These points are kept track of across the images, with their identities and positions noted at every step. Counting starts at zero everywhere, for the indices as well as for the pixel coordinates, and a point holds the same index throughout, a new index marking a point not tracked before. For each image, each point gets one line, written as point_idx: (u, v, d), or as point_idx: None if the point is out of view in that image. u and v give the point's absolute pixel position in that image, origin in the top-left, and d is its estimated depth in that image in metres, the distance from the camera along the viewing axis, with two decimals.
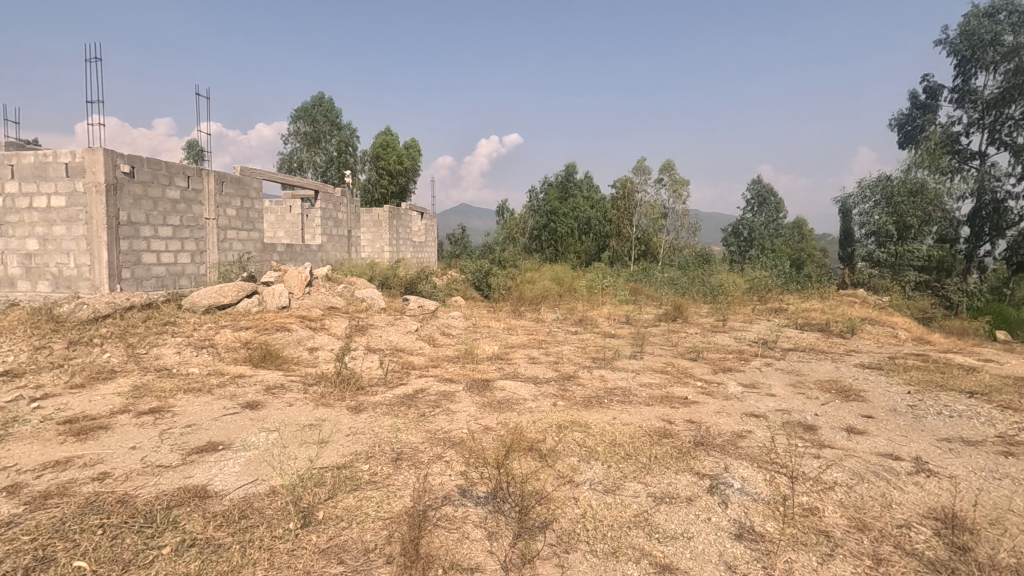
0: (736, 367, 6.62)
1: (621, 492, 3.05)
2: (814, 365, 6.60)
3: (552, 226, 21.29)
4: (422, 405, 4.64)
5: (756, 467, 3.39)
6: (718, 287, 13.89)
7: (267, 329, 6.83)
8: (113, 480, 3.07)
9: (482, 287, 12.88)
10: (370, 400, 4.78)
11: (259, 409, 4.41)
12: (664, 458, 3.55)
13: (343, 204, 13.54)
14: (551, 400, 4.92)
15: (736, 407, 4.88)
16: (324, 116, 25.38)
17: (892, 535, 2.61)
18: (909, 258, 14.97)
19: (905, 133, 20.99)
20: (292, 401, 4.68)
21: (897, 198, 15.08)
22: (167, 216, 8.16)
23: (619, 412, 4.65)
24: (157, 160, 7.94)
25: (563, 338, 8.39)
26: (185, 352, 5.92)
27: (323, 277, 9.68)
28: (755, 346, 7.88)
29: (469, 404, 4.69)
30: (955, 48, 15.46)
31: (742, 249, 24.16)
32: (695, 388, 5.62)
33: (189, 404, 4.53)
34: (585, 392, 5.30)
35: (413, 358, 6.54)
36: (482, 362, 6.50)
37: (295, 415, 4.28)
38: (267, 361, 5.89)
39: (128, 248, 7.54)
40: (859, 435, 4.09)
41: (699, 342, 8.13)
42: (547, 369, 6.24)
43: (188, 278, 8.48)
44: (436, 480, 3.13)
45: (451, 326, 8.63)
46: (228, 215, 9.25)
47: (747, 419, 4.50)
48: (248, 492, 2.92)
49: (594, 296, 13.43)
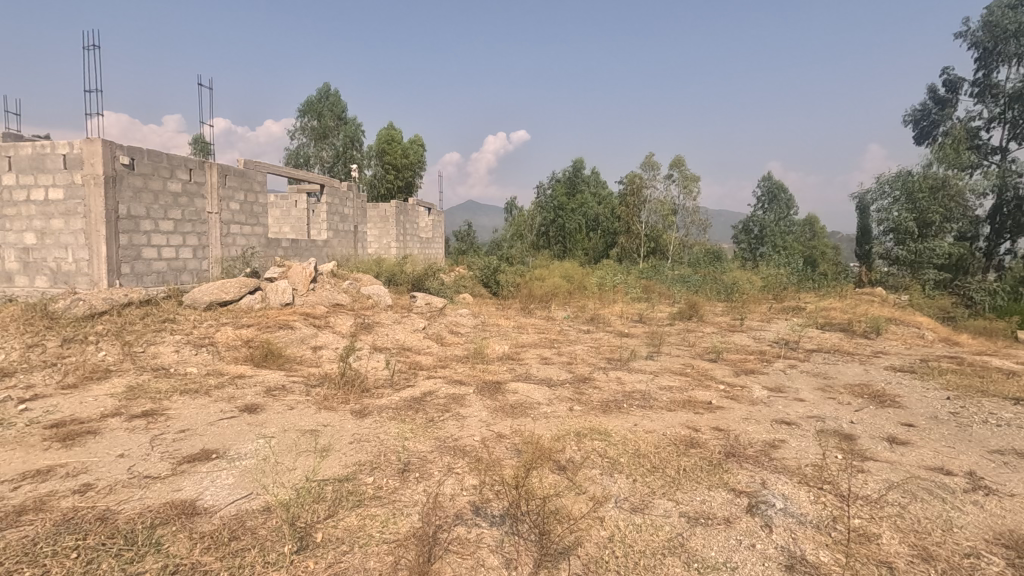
0: (759, 369, 6.29)
1: (650, 512, 2.77)
2: (842, 367, 6.27)
3: (560, 221, 21.45)
4: (430, 409, 4.37)
5: (797, 482, 3.09)
6: (733, 285, 13.51)
7: (270, 326, 6.58)
8: (95, 493, 2.82)
9: (490, 284, 12.62)
10: (376, 403, 4.51)
11: (258, 413, 4.16)
12: (694, 471, 3.26)
13: (349, 199, 13.26)
14: (568, 405, 4.63)
15: (764, 413, 4.57)
16: (331, 110, 25.15)
17: (961, 567, 2.31)
18: (930, 257, 14.59)
19: (920, 128, 20.44)
20: (293, 404, 4.43)
21: (919, 194, 14.68)
22: (168, 209, 7.93)
23: (641, 417, 4.36)
24: (157, 152, 7.71)
25: (576, 338, 8.09)
26: (183, 351, 5.68)
27: (329, 272, 9.44)
28: (777, 346, 7.56)
29: (480, 409, 4.42)
30: (978, 40, 14.97)
31: (754, 247, 23.64)
32: (718, 392, 5.30)
33: (185, 407, 4.28)
34: (603, 396, 5.00)
35: (420, 358, 6.27)
36: (493, 362, 6.21)
37: (297, 420, 4.04)
38: (269, 360, 5.65)
39: (128, 243, 7.31)
40: (903, 446, 3.78)
41: (718, 343, 7.81)
42: (561, 370, 5.95)
43: (190, 274, 8.25)
44: (448, 497, 2.86)
45: (459, 325, 8.35)
46: (231, 210, 9.02)
47: (777, 426, 4.20)
48: (240, 509, 2.66)
49: (605, 293, 13.06)
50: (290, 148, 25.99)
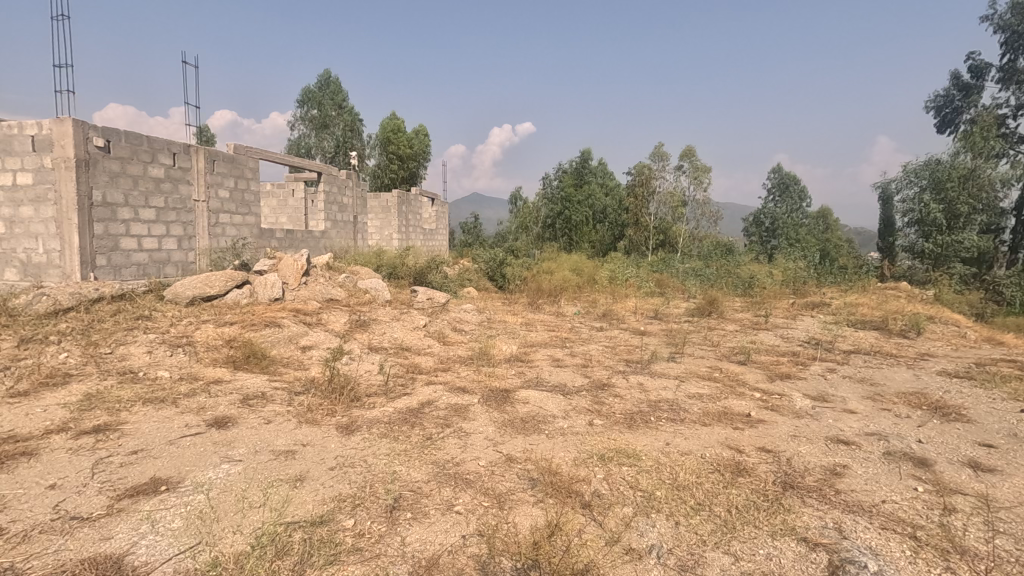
0: (795, 374, 5.66)
1: (705, 572, 2.17)
2: (888, 372, 5.63)
3: (567, 214, 20.32)
4: (428, 424, 3.78)
5: (881, 529, 2.50)
6: (751, 279, 12.86)
7: (255, 324, 6.01)
8: (3, 543, 2.24)
9: (496, 278, 12.00)
10: (366, 416, 3.92)
11: (229, 429, 3.58)
12: (749, 510, 2.67)
13: (348, 187, 12.65)
14: (587, 418, 4.01)
15: (813, 428, 3.95)
16: (331, 99, 24.53)
17: None
18: (956, 250, 13.90)
19: (942, 116, 19.65)
20: (270, 417, 3.85)
21: (947, 183, 13.96)
22: (150, 196, 7.35)
23: (673, 435, 3.75)
24: (136, 134, 7.11)
25: (589, 337, 7.47)
26: (156, 352, 5.11)
27: (323, 265, 8.84)
28: (809, 346, 6.93)
29: (486, 423, 3.82)
30: (1006, 23, 14.12)
31: (765, 240, 22.96)
32: (755, 402, 4.68)
33: (144, 420, 3.70)
34: (625, 406, 4.38)
35: (419, 360, 5.68)
36: (500, 365, 5.61)
37: (273, 438, 3.46)
38: (251, 363, 5.08)
39: (104, 232, 6.73)
40: (992, 474, 3.16)
41: (745, 342, 7.17)
42: (575, 375, 5.33)
43: (174, 266, 7.68)
44: (447, 550, 2.27)
45: (463, 322, 7.75)
46: (220, 198, 8.44)
47: (834, 446, 3.58)
48: (179, 569, 2.07)
49: (617, 287, 12.41)
50: (291, 138, 25.42)
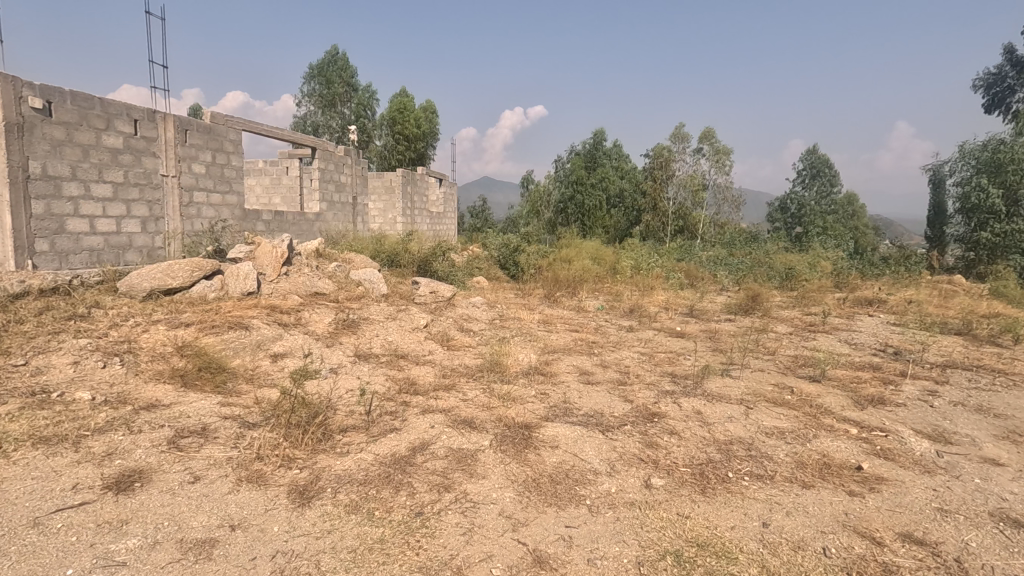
0: (889, 397, 4.48)
1: None
2: (1010, 397, 4.42)
3: (579, 198, 18.84)
4: (419, 485, 2.66)
5: None
6: (790, 270, 11.56)
7: (217, 325, 4.91)
8: None
9: (508, 266, 10.92)
10: (335, 469, 2.82)
11: (131, 495, 2.48)
12: None
13: (347, 165, 11.51)
14: (643, 475, 2.88)
15: (962, 497, 2.79)
16: (339, 75, 23.22)
17: None
18: (1017, 241, 12.46)
19: (992, 95, 18.02)
20: (200, 470, 2.75)
21: (1008, 167, 12.48)
22: (106, 169, 6.25)
23: (770, 508, 2.62)
24: (85, 94, 5.98)
25: (620, 340, 6.32)
26: (84, 363, 4.03)
27: (311, 252, 7.73)
28: (888, 357, 5.73)
29: (502, 486, 2.69)
30: None
31: (790, 227, 21.50)
32: (858, 443, 3.52)
33: (21, 477, 2.61)
34: (689, 451, 3.25)
35: (416, 373, 4.58)
36: (517, 381, 4.50)
37: (194, 512, 2.37)
38: (205, 380, 4.00)
39: (45, 212, 5.67)
40: None
41: (808, 351, 5.97)
42: (613, 398, 4.17)
43: (137, 252, 6.61)
44: None
45: (471, 321, 6.63)
46: (194, 173, 7.34)
47: (1013, 535, 2.42)
48: None
49: (642, 278, 11.21)
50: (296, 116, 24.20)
